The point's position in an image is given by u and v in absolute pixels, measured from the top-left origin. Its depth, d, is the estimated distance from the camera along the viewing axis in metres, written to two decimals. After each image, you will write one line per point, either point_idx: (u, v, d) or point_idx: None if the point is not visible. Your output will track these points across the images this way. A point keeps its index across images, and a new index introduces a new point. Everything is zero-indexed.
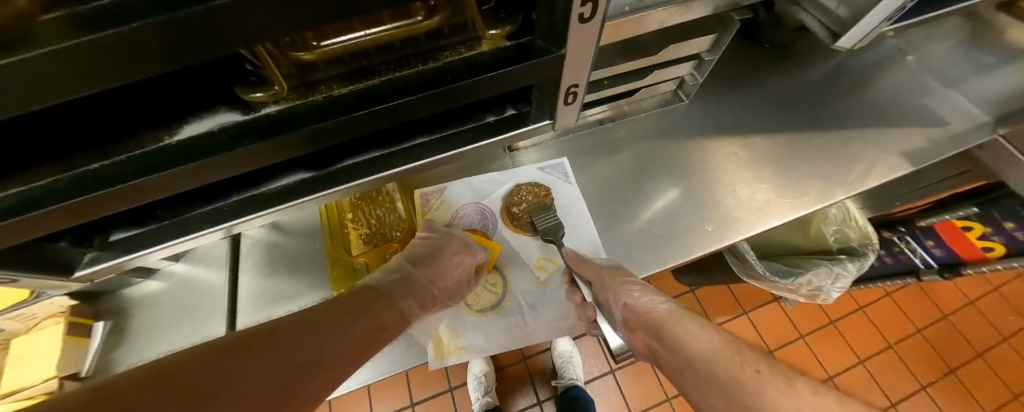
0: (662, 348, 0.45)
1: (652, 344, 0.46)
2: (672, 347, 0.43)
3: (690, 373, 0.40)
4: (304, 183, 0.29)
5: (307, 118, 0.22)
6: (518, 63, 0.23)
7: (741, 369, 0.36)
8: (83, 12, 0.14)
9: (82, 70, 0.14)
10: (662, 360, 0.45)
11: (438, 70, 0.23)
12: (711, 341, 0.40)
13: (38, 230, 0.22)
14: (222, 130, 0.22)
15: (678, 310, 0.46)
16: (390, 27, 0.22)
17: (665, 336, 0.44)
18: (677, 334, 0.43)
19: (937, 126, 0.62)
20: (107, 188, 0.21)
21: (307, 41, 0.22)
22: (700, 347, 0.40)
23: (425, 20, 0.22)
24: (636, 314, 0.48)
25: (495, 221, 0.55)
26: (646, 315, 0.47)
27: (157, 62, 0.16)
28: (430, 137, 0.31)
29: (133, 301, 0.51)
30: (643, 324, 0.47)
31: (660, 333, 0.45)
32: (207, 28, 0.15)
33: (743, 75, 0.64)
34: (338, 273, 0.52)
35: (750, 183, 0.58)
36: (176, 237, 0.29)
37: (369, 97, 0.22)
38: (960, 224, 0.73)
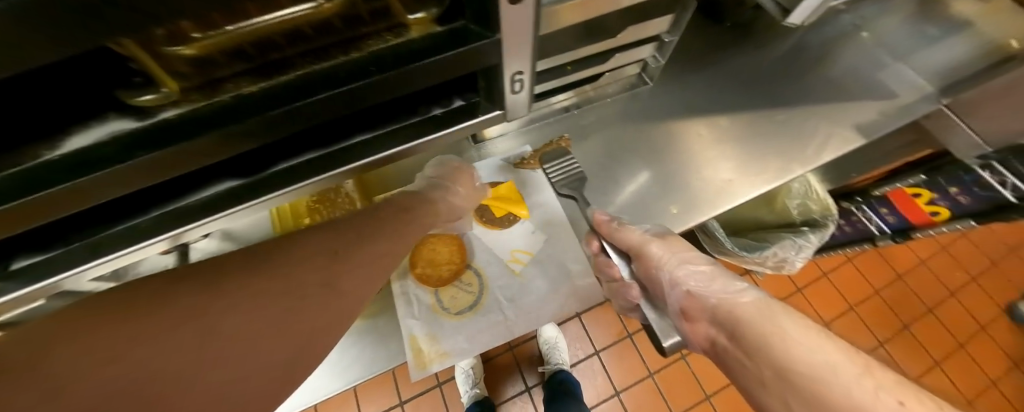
0: (733, 346, 0.35)
1: (717, 339, 0.37)
2: (750, 344, 0.33)
3: (748, 354, 0.33)
4: (235, 191, 0.27)
5: (211, 121, 0.19)
6: (449, 50, 0.21)
7: (862, 389, 0.26)
8: None
9: None
10: (730, 361, 0.36)
11: (362, 60, 0.21)
12: (823, 348, 0.30)
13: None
14: (113, 139, 0.19)
15: (769, 302, 0.35)
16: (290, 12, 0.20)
17: (741, 332, 0.35)
18: (757, 331, 0.33)
19: (887, 98, 0.64)
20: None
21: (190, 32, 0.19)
22: (801, 355, 0.30)
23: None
24: (695, 298, 0.40)
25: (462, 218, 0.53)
26: (712, 300, 0.39)
27: None
28: (371, 134, 0.29)
29: None
30: (706, 312, 0.39)
31: (732, 325, 0.36)
32: (27, 23, 0.12)
33: (706, 55, 0.64)
34: None
35: (715, 163, 0.58)
36: (89, 261, 0.26)
37: (282, 94, 0.20)
38: (910, 191, 0.76)
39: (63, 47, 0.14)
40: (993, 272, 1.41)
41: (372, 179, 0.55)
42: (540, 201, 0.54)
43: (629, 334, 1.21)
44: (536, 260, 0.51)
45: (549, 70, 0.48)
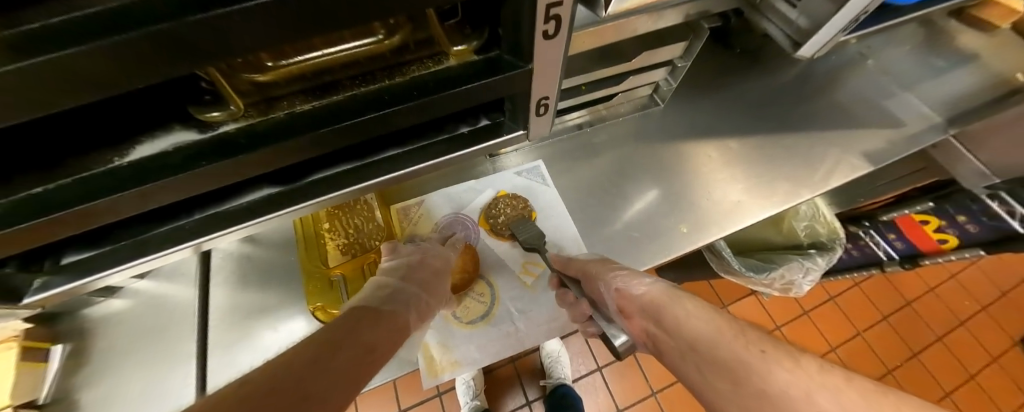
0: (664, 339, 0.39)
1: (651, 330, 0.41)
2: (672, 330, 0.38)
3: (687, 354, 0.36)
4: (273, 198, 0.29)
5: (269, 136, 0.21)
6: (486, 78, 0.23)
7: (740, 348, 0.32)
8: (13, 35, 0.13)
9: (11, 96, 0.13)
10: (662, 347, 0.39)
11: (406, 84, 0.23)
12: (710, 321, 0.36)
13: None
14: (178, 150, 0.21)
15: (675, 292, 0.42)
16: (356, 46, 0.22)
17: (663, 320, 0.40)
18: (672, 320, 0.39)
19: (896, 126, 0.65)
20: (50, 215, 0.20)
21: (264, 61, 0.22)
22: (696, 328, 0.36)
23: (383, 41, 0.23)
24: (630, 299, 0.44)
25: (477, 229, 0.55)
26: (639, 300, 0.43)
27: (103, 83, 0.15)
28: (402, 149, 0.30)
29: (94, 322, 0.49)
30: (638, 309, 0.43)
31: (657, 318, 0.41)
32: (156, 52, 0.14)
33: (715, 79, 0.66)
34: (315, 286, 0.50)
35: (723, 185, 0.59)
36: (135, 258, 0.28)
37: (333, 113, 0.22)
38: (919, 218, 0.77)
39: (165, 70, 0.16)
40: (1004, 303, 1.38)
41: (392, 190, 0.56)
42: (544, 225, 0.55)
43: None
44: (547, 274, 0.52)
45: (566, 90, 0.50)
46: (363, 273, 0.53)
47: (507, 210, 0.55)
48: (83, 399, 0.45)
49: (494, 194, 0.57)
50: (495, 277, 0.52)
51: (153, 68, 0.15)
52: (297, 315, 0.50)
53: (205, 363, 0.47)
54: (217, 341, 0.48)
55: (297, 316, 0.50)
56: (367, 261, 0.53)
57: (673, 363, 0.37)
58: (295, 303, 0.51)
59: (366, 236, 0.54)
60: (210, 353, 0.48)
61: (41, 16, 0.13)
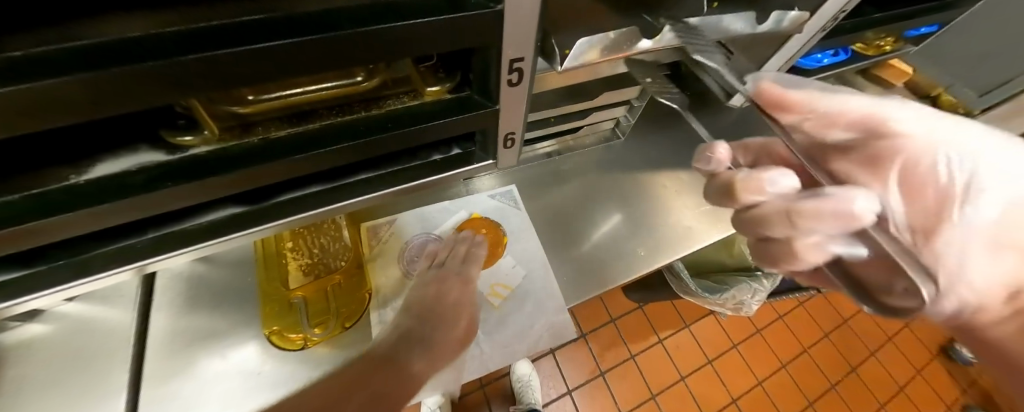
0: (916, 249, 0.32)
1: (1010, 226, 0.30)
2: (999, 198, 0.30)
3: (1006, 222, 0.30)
4: (238, 218, 0.29)
5: (240, 160, 0.22)
6: (457, 115, 0.25)
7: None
8: None
9: None
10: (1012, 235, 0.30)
11: (382, 117, 0.25)
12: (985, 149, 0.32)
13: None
14: (142, 170, 0.21)
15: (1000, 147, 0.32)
16: (334, 86, 0.24)
17: (958, 187, 0.30)
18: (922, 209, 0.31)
19: None
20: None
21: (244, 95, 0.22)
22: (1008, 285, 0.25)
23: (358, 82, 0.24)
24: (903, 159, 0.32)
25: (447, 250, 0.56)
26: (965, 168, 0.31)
27: (72, 111, 0.15)
28: (376, 173, 0.32)
29: (3, 351, 0.43)
30: (898, 176, 0.32)
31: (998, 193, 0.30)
32: (133, 85, 0.15)
33: (669, 117, 0.73)
34: (273, 309, 0.49)
35: (677, 212, 0.65)
36: (72, 280, 0.26)
37: (307, 140, 0.23)
38: None
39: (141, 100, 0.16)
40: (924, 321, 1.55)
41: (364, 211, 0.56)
42: (513, 249, 0.57)
43: (602, 372, 1.21)
44: (515, 295, 0.54)
45: (535, 122, 0.54)
46: (325, 294, 0.51)
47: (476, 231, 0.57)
48: None
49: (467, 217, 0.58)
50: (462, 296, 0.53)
51: (130, 97, 0.16)
52: (249, 341, 0.47)
53: (138, 395, 0.43)
54: (156, 370, 0.44)
55: (251, 341, 0.47)
56: (333, 283, 0.51)
57: (959, 258, 0.30)
58: (251, 327, 0.48)
59: (333, 257, 0.53)
60: (147, 383, 0.44)
61: (9, 43, 0.14)
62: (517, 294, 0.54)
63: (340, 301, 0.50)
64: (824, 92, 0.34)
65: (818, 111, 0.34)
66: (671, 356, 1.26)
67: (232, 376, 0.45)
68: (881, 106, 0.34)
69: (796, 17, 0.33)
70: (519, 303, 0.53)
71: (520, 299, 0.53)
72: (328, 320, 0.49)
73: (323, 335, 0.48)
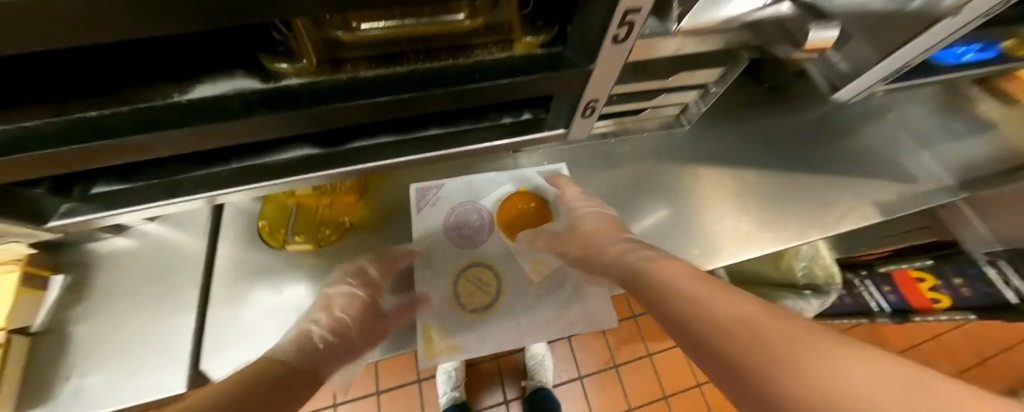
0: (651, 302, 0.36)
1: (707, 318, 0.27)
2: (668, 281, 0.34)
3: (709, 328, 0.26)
4: (311, 159, 0.29)
5: (329, 96, 0.22)
6: (546, 72, 0.23)
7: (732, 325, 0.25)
8: None
9: (94, 24, 0.13)
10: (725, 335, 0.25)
11: (469, 67, 0.23)
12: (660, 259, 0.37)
13: (28, 171, 0.21)
14: (238, 96, 0.21)
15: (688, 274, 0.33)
16: (427, 21, 0.23)
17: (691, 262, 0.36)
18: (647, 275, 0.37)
19: (911, 182, 0.66)
20: (118, 138, 0.20)
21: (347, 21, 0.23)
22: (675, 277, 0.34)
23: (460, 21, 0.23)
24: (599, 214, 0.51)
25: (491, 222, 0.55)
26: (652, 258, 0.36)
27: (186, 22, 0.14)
28: (444, 130, 0.31)
29: (96, 256, 0.49)
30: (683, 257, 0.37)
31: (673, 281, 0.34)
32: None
33: (740, 110, 0.66)
34: (273, 213, 0.51)
35: (734, 214, 0.61)
36: (164, 199, 0.28)
37: (395, 82, 0.22)
38: (915, 274, 0.81)
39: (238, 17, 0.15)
40: None
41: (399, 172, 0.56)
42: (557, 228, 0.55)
43: (616, 365, 1.20)
44: (556, 275, 0.52)
45: None
46: (315, 216, 0.52)
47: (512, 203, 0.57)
48: (76, 333, 0.45)
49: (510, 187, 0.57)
50: (501, 268, 0.52)
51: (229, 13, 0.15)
52: (299, 281, 0.50)
53: (204, 313, 0.47)
54: (220, 294, 0.48)
55: (301, 281, 0.50)
56: (321, 202, 0.51)
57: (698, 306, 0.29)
58: (302, 268, 0.50)
59: (382, 211, 0.54)
60: (212, 304, 0.48)
61: None
62: (559, 273, 0.53)
63: (326, 220, 0.52)
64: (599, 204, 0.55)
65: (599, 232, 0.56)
66: (690, 361, 1.22)
67: (284, 311, 0.48)
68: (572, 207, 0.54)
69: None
70: (558, 283, 0.52)
71: (559, 279, 0.52)
72: (309, 234, 0.51)
73: (300, 244, 0.50)
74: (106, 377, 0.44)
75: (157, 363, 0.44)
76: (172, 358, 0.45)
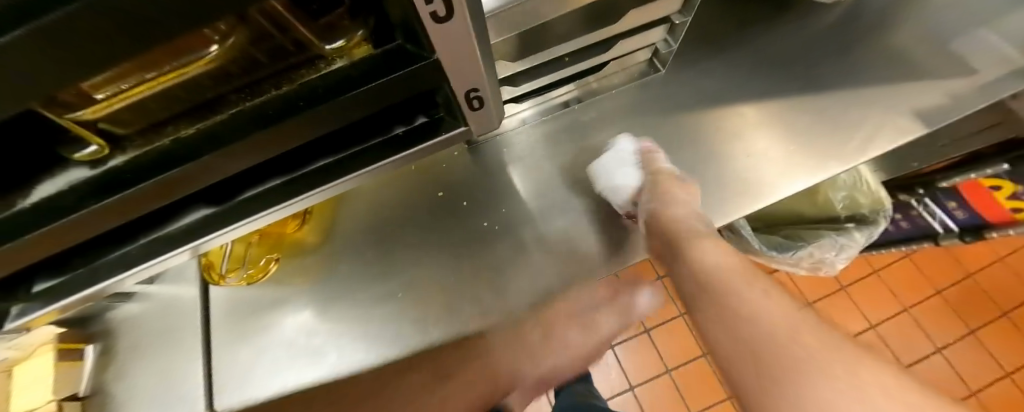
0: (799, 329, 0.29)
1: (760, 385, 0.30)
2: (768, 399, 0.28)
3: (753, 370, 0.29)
4: (208, 218, 0.28)
5: (158, 167, 0.20)
6: (383, 78, 0.19)
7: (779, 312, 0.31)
8: None
9: None
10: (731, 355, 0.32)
11: (292, 94, 0.20)
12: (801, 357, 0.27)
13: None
14: (69, 190, 0.20)
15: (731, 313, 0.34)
16: (184, 61, 0.17)
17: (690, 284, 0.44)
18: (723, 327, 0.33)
19: (962, 76, 0.53)
20: None
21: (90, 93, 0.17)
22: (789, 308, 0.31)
23: (228, 39, 0.17)
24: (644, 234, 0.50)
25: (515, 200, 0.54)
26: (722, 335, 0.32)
27: None
28: (334, 158, 0.28)
29: (114, 323, 0.53)
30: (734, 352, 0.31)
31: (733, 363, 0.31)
32: None
33: (730, 35, 0.56)
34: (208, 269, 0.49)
35: (734, 163, 0.53)
36: (91, 285, 0.29)
37: (219, 135, 0.20)
38: (987, 183, 0.66)
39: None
40: None
41: (349, 197, 0.54)
42: (529, 187, 0.54)
43: (647, 329, 1.15)
44: (573, 198, 0.53)
45: (543, 64, 0.45)
46: (268, 248, 0.52)
47: (504, 178, 0.54)
48: (115, 391, 0.51)
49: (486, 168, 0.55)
50: (568, 216, 0.53)
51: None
52: (288, 313, 0.51)
53: (210, 356, 0.51)
54: (222, 338, 0.51)
55: (286, 313, 0.51)
56: (250, 241, 0.49)
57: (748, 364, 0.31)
58: (287, 302, 0.52)
59: (348, 234, 0.53)
60: (216, 350, 0.51)
61: None
62: (571, 197, 0.54)
63: (255, 255, 0.50)
64: (543, 160, 0.55)
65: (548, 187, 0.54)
66: None
67: (280, 345, 0.51)
68: (536, 176, 0.54)
69: None
70: (521, 275, 0.51)
71: (613, 229, 0.53)
72: (240, 270, 0.50)
73: (236, 283, 0.50)
74: None
75: (182, 409, 0.49)
76: (192, 402, 0.49)
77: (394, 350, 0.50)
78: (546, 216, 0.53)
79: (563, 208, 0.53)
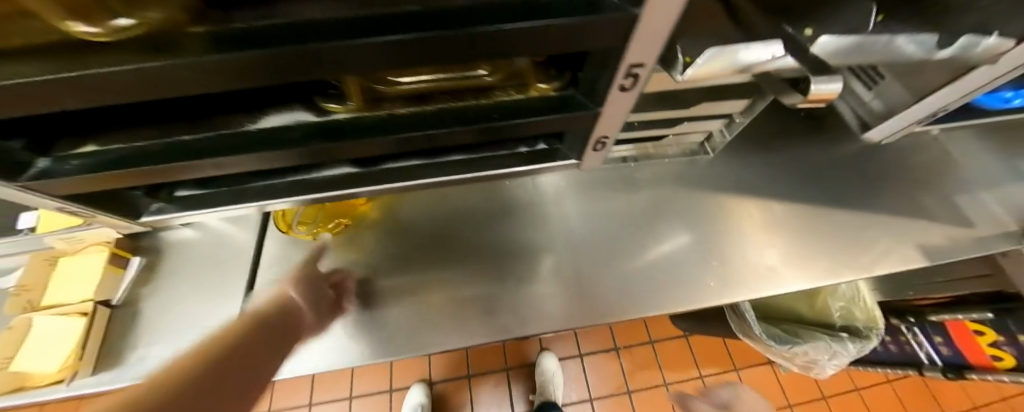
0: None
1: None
2: None
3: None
4: (351, 177, 0.33)
5: (368, 129, 0.25)
6: (560, 113, 0.26)
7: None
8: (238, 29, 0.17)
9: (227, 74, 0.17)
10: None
11: (488, 107, 0.26)
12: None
13: (122, 182, 0.26)
14: (295, 126, 0.25)
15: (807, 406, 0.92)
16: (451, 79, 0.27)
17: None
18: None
19: (962, 225, 0.61)
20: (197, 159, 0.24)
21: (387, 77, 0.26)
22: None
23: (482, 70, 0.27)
24: None
25: (559, 229, 0.60)
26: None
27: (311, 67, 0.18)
28: (465, 156, 0.34)
29: (166, 243, 0.57)
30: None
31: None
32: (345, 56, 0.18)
33: (771, 140, 0.65)
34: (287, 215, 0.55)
35: (758, 247, 0.59)
36: (225, 205, 0.33)
37: (424, 120, 0.26)
38: (973, 327, 0.72)
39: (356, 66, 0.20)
40: None
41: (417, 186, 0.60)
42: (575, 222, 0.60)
43: (629, 391, 1.15)
44: (611, 243, 0.59)
45: None
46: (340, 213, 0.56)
47: (554, 207, 0.61)
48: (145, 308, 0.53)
49: (536, 195, 0.61)
50: (604, 257, 0.58)
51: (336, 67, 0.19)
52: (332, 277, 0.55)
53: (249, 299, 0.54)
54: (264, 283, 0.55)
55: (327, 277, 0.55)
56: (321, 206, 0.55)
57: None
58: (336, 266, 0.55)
59: (405, 221, 0.58)
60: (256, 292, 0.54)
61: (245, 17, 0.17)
62: (609, 241, 0.59)
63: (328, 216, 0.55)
64: (590, 201, 0.62)
65: (592, 227, 0.60)
66: None
67: None
68: (580, 216, 0.61)
69: (994, 46, 0.26)
70: (550, 299, 0.55)
71: (642, 279, 0.57)
72: (310, 226, 0.55)
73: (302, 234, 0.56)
74: (167, 346, 0.51)
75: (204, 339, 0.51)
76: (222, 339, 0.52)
77: (419, 338, 0.52)
78: (586, 251, 0.58)
79: (602, 247, 0.59)
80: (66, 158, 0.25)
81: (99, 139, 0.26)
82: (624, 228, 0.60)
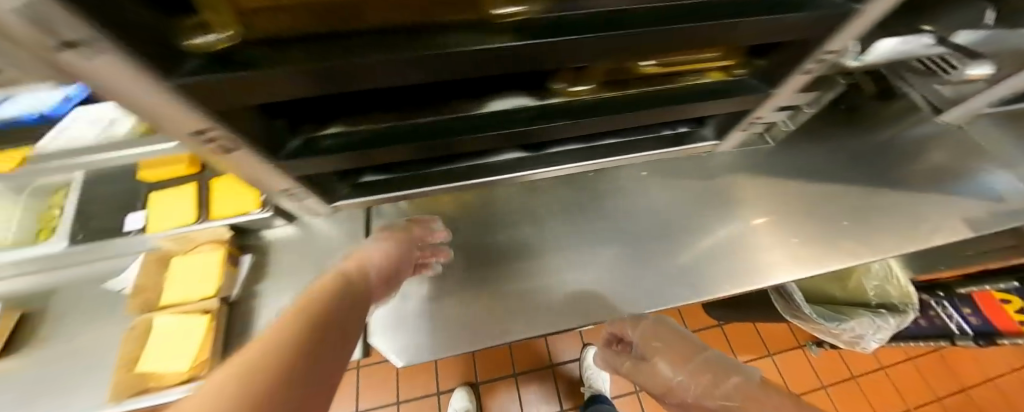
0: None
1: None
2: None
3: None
4: (523, 160, 0.38)
5: (589, 110, 0.31)
6: (741, 94, 0.32)
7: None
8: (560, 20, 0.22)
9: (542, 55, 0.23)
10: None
11: (680, 90, 0.33)
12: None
13: (359, 161, 0.30)
14: (527, 109, 0.31)
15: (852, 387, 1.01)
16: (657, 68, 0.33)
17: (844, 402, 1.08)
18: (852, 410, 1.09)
19: (997, 200, 0.68)
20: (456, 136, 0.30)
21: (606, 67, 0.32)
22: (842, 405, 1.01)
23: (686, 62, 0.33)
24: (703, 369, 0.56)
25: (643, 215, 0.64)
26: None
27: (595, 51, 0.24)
28: (620, 139, 0.40)
29: (268, 241, 0.59)
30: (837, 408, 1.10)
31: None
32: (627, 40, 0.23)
33: (818, 131, 0.72)
34: None
35: (824, 225, 0.65)
36: (416, 188, 0.37)
37: (631, 102, 0.32)
38: (1000, 295, 0.80)
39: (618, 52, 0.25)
40: None
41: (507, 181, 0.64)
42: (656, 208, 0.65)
43: None
44: (690, 226, 0.64)
45: None
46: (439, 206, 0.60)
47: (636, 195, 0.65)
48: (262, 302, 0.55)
49: (618, 185, 0.66)
50: (688, 239, 0.63)
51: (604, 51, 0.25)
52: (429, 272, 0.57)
53: None
54: None
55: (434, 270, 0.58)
56: None
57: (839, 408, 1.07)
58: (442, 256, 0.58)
59: (499, 213, 0.62)
60: None
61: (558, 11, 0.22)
62: (689, 224, 0.64)
63: None
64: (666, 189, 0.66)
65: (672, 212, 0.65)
66: None
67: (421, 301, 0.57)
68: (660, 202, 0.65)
69: None
70: (647, 278, 0.59)
71: (725, 259, 0.61)
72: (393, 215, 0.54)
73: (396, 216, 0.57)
74: None
75: None
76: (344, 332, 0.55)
77: (528, 321, 0.55)
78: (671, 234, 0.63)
79: (685, 230, 0.63)
80: (323, 138, 0.28)
81: (348, 123, 0.30)
82: (701, 212, 0.65)
